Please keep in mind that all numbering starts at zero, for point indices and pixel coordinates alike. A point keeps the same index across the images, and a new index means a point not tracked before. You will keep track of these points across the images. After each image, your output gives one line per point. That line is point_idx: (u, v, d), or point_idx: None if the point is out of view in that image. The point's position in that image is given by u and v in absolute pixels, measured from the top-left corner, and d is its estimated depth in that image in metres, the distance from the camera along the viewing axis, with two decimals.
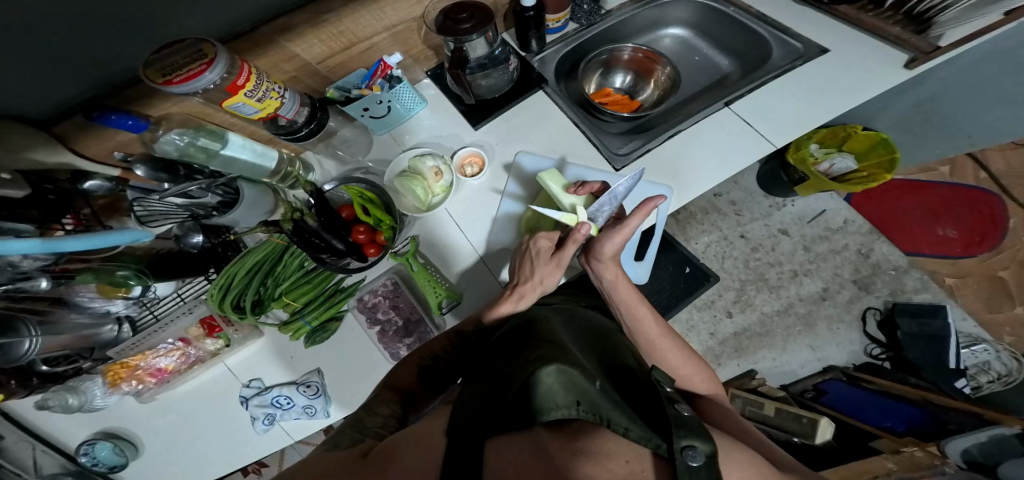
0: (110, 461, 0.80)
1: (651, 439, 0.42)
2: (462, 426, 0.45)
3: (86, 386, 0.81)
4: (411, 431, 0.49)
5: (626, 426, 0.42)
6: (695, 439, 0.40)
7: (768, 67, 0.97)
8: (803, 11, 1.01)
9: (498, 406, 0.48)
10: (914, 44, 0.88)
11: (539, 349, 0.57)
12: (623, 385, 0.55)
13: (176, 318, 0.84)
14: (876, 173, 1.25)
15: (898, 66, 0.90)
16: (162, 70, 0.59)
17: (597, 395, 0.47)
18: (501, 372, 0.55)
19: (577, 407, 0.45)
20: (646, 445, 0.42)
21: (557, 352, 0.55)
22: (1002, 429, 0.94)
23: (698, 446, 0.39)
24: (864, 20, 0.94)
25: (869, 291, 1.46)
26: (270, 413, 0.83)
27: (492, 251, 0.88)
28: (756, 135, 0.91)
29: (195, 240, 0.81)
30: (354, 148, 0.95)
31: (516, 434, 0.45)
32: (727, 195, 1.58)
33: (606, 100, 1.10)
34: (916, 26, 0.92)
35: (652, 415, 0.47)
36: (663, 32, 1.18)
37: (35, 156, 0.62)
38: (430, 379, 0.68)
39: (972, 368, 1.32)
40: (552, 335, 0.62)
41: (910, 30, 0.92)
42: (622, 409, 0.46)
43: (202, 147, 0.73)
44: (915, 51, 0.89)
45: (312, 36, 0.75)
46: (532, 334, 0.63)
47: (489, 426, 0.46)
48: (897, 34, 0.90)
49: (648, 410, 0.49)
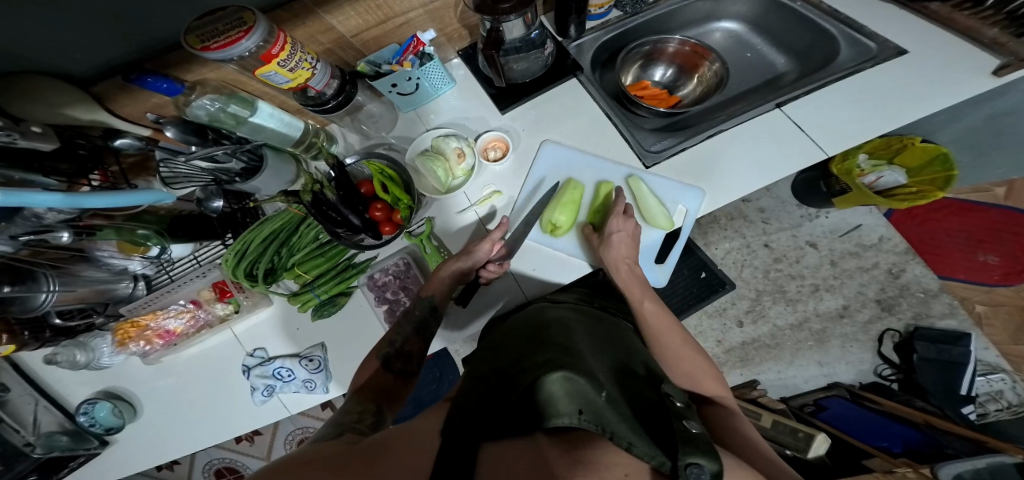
0: (108, 423, 0.83)
1: (655, 456, 0.41)
2: (460, 429, 0.45)
3: (95, 343, 0.85)
4: (406, 426, 0.49)
5: (630, 440, 0.41)
6: (702, 457, 0.39)
7: (831, 68, 0.91)
8: (887, 8, 0.93)
9: (499, 410, 0.48)
10: (1011, 48, 0.81)
11: (547, 352, 0.56)
12: (631, 395, 0.53)
13: (189, 281, 0.85)
14: (926, 190, 1.17)
15: (985, 73, 0.83)
16: (202, 37, 0.58)
17: (604, 405, 0.45)
18: (506, 375, 0.55)
19: (579, 416, 0.43)
20: (650, 461, 0.41)
21: (564, 357, 0.54)
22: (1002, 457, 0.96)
23: (703, 464, 0.38)
24: (960, 22, 0.86)
25: (892, 312, 1.40)
26: (270, 384, 0.85)
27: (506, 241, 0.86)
28: (807, 142, 0.86)
29: (216, 205, 0.82)
30: (379, 124, 0.91)
31: (515, 440, 0.44)
32: (757, 202, 1.51)
33: (641, 94, 1.05)
34: (1018, 27, 0.80)
35: (660, 430, 0.46)
36: (714, 26, 1.11)
37: (74, 113, 0.63)
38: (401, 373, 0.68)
39: (983, 396, 1.28)
40: (562, 339, 0.61)
41: (1010, 32, 0.81)
42: (628, 423, 0.45)
43: (233, 114, 0.71)
44: (1009, 57, 0.82)
45: (349, 8, 0.72)
46: (541, 336, 0.62)
47: (486, 430, 0.46)
48: (994, 36, 0.83)
49: (657, 424, 0.47)
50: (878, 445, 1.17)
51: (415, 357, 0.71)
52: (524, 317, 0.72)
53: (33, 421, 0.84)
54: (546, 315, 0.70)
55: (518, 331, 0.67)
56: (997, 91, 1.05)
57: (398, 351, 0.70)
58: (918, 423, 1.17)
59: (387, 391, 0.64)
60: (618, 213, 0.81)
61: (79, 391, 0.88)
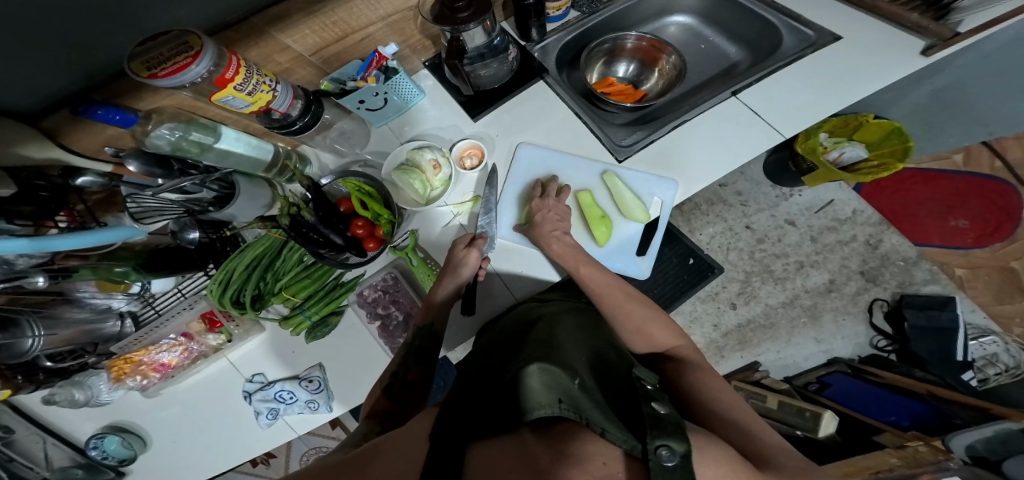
0: (120, 455, 0.82)
1: (626, 440, 0.40)
2: (447, 430, 0.45)
3: (92, 381, 0.81)
4: (396, 434, 0.49)
5: (603, 426, 0.41)
6: (670, 438, 0.38)
7: (778, 55, 0.94)
8: None
9: (484, 410, 0.49)
10: (935, 30, 0.85)
11: (527, 349, 0.57)
12: (608, 385, 0.54)
13: (176, 314, 0.83)
14: (887, 162, 1.22)
15: (915, 54, 0.87)
16: (148, 63, 0.56)
17: (578, 393, 0.46)
18: (489, 375, 0.56)
19: (560, 405, 0.44)
20: (622, 446, 0.40)
21: (544, 352, 0.55)
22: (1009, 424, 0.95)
23: (672, 445, 0.38)
24: (884, 8, 0.90)
25: (877, 282, 1.44)
26: (273, 407, 0.83)
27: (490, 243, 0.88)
28: (766, 127, 0.89)
29: (192, 236, 0.79)
30: (353, 141, 0.92)
31: (497, 438, 0.44)
32: (733, 186, 1.53)
33: (609, 90, 1.07)
34: (936, 12, 0.88)
35: (633, 417, 0.46)
36: (669, 20, 1.14)
37: (24, 151, 0.61)
38: (397, 393, 0.68)
39: (980, 360, 1.32)
40: (544, 334, 0.62)
41: (930, 16, 0.88)
42: (602, 409, 0.44)
43: (196, 141, 0.71)
44: (935, 39, 0.85)
45: (304, 27, 0.72)
46: (523, 335, 0.63)
47: (472, 430, 0.46)
48: (916, 21, 0.87)
49: (631, 411, 0.47)
50: (885, 420, 1.19)
51: (414, 368, 0.72)
52: (508, 321, 0.73)
53: (44, 458, 0.81)
54: (530, 315, 0.71)
55: (503, 333, 0.68)
56: (934, 68, 1.11)
57: (400, 379, 0.70)
58: (922, 394, 1.16)
59: (391, 416, 0.64)
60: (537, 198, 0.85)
61: (86, 426, 0.85)
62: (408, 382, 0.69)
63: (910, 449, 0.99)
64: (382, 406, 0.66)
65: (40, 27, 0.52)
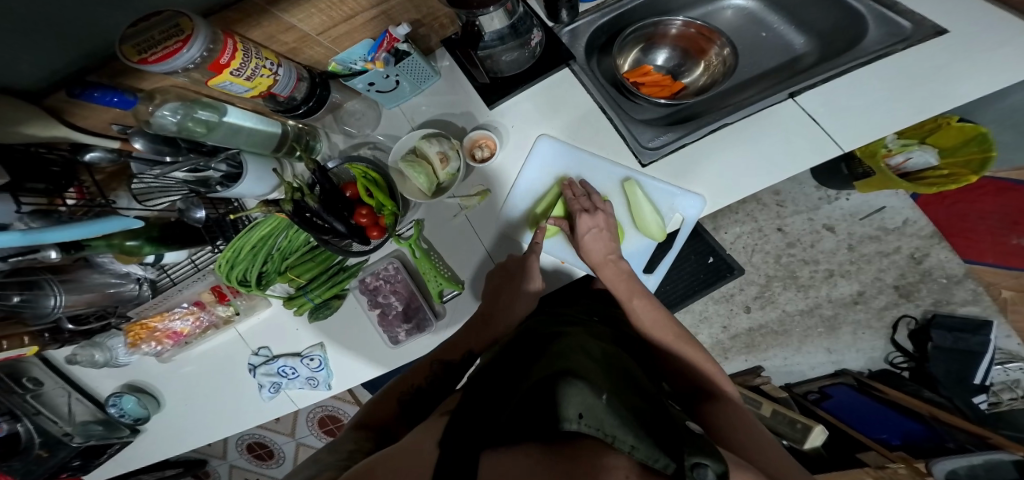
0: (136, 413, 0.91)
1: (658, 459, 0.42)
2: (461, 435, 0.45)
3: (110, 343, 0.89)
4: (396, 451, 0.49)
5: (632, 444, 0.42)
6: (707, 459, 0.42)
7: (854, 52, 0.81)
8: None
9: (499, 419, 0.49)
10: None
11: (543, 361, 0.57)
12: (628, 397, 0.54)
13: (190, 284, 0.86)
14: (959, 173, 1.08)
15: None
16: (137, 46, 0.53)
17: (605, 410, 0.45)
18: (507, 388, 0.55)
19: (581, 420, 0.43)
20: (653, 463, 0.41)
21: (562, 362, 0.55)
22: (1000, 454, 0.95)
23: (708, 465, 0.41)
24: None
25: (910, 299, 1.34)
26: (275, 381, 0.88)
27: (507, 251, 0.84)
28: (821, 135, 0.78)
29: (199, 215, 0.76)
30: (363, 122, 0.87)
31: (509, 448, 0.44)
32: (772, 184, 1.41)
33: (642, 81, 0.96)
34: None
35: (664, 431, 0.47)
36: (725, 3, 1.00)
37: (29, 131, 0.59)
38: (409, 411, 0.71)
39: (998, 384, 1.27)
40: (559, 346, 0.62)
41: None
42: (628, 424, 0.45)
43: (202, 120, 0.68)
44: None
45: (309, 7, 0.65)
46: (540, 346, 0.64)
47: (488, 438, 0.46)
48: None
49: (659, 424, 0.49)
50: (877, 436, 1.21)
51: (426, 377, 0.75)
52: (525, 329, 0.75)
53: (68, 412, 0.93)
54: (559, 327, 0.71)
55: (519, 345, 0.69)
56: None
57: (418, 401, 0.72)
58: (925, 416, 1.16)
59: (387, 433, 0.66)
60: (583, 213, 0.75)
61: (104, 384, 0.94)
62: (421, 406, 0.72)
63: (890, 470, 1.00)
64: (380, 417, 0.69)
65: (29, 20, 0.48)
